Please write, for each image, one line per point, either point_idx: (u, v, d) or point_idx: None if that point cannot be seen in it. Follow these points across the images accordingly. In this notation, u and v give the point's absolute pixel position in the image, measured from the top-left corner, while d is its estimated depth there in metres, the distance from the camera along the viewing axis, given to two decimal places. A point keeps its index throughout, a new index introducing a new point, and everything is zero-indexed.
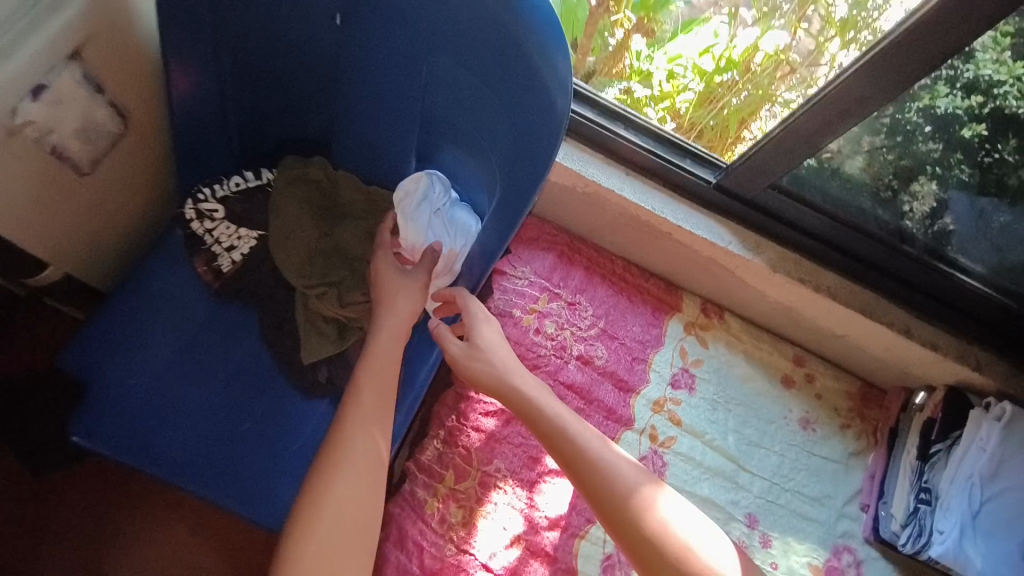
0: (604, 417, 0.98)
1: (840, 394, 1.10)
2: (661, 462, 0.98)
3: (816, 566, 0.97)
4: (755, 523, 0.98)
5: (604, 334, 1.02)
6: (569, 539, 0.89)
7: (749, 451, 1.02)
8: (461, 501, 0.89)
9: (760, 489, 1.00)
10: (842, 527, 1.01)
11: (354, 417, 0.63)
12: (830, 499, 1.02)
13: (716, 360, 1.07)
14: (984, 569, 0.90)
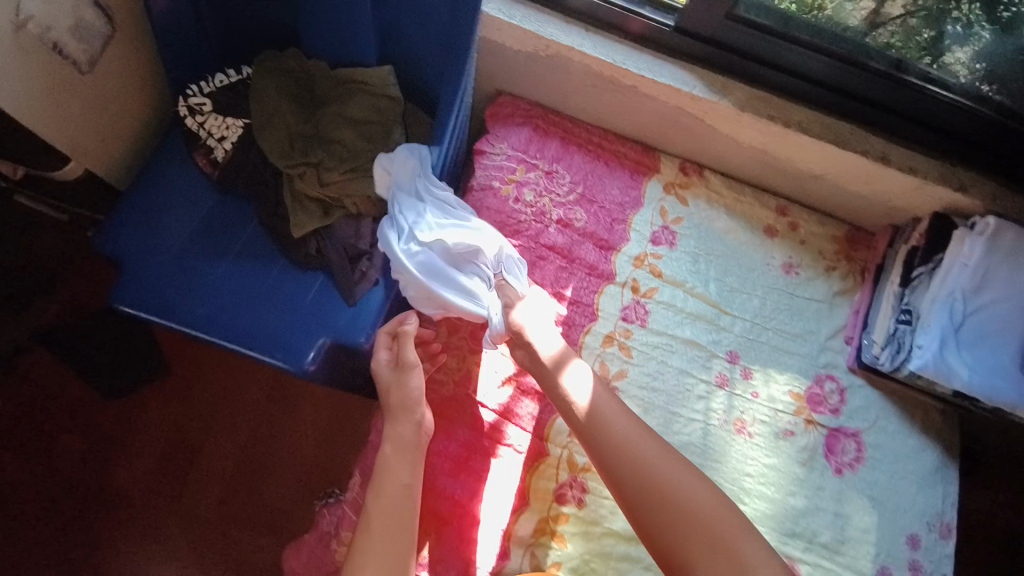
0: (586, 274, 1.04)
1: (825, 239, 1.12)
2: (642, 311, 1.05)
3: (797, 393, 1.04)
4: (737, 359, 1.05)
5: (582, 198, 1.08)
6: None
7: (730, 297, 1.08)
8: (455, 353, 1.00)
9: (740, 330, 1.06)
10: (825, 359, 1.06)
11: (386, 466, 0.84)
12: (812, 334, 1.07)
13: (697, 216, 1.10)
14: (968, 376, 0.91)
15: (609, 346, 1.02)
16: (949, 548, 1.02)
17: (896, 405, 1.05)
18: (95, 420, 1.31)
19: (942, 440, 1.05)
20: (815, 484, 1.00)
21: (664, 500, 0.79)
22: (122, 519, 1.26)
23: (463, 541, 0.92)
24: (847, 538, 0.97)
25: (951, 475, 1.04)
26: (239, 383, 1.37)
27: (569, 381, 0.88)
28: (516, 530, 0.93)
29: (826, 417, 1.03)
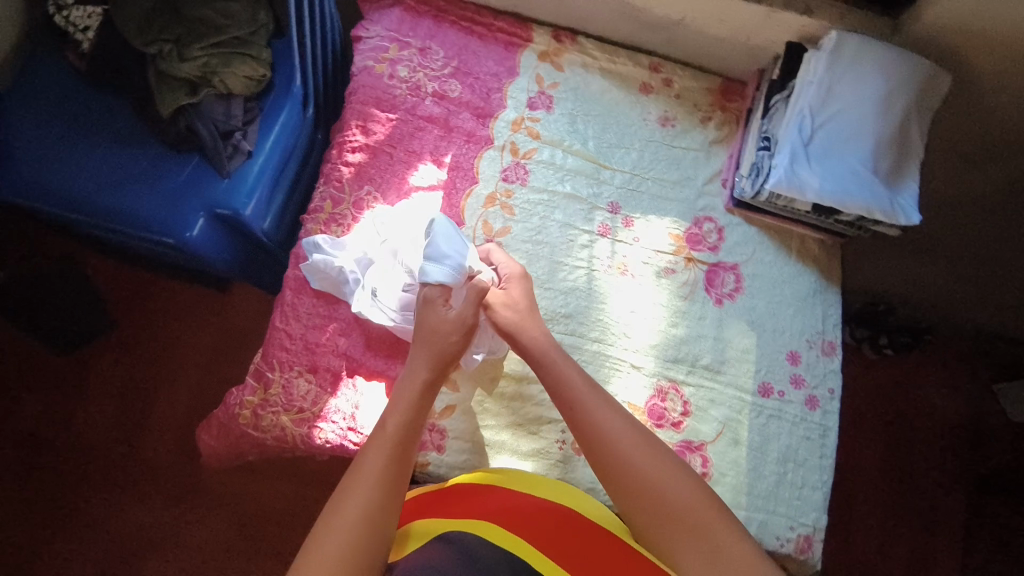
0: (465, 141, 1.09)
1: (699, 92, 1.17)
2: (523, 171, 1.09)
3: (678, 235, 1.10)
4: (618, 209, 1.10)
5: (457, 72, 1.12)
6: None
7: (609, 152, 1.13)
8: (339, 223, 1.02)
9: (621, 181, 1.11)
10: (703, 203, 1.12)
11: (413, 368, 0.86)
12: (690, 181, 1.13)
13: (573, 80, 1.15)
14: (820, 186, 0.95)
15: (490, 207, 1.06)
16: (835, 363, 1.07)
17: (771, 239, 1.11)
18: (48, 370, 1.35)
19: (819, 266, 1.12)
20: (696, 315, 1.06)
21: (651, 487, 0.79)
22: (85, 460, 1.30)
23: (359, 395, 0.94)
24: (726, 358, 1.05)
25: (831, 297, 1.11)
26: (185, 320, 1.41)
27: (566, 373, 0.88)
28: None
29: (705, 255, 1.10)
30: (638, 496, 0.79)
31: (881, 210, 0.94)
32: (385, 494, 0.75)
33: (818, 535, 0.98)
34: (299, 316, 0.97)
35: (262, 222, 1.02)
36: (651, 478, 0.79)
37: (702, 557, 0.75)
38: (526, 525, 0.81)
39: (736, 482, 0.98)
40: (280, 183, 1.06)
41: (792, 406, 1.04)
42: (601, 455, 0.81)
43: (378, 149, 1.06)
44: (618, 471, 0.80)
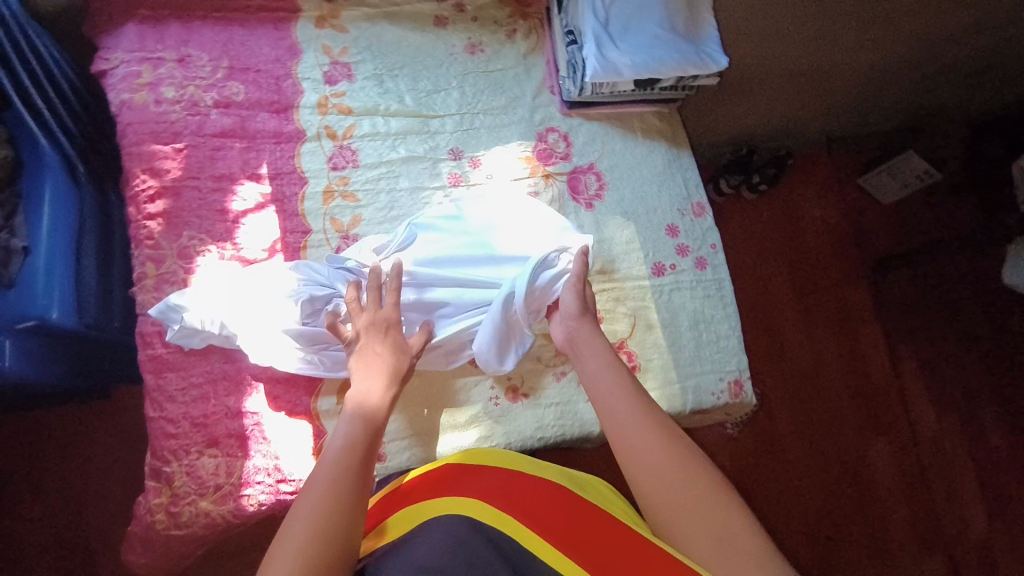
0: (274, 143, 0.99)
1: (494, 8, 1.13)
2: (350, 152, 1.01)
3: (527, 156, 1.08)
4: (461, 154, 1.06)
5: (232, 70, 1.00)
6: (294, 254, 0.95)
7: (429, 100, 1.06)
8: (171, 281, 0.90)
9: (453, 125, 1.06)
10: (541, 116, 1.10)
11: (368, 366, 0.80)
12: (520, 99, 1.10)
13: (363, 39, 1.07)
14: (631, 63, 0.97)
15: (331, 202, 0.99)
16: (709, 221, 1.13)
17: (613, 128, 1.12)
18: None
19: (665, 136, 1.15)
20: (574, 226, 1.07)
21: (662, 468, 0.65)
22: None
23: (275, 444, 0.87)
24: (615, 255, 1.07)
25: (686, 160, 1.15)
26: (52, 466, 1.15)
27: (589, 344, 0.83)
28: (319, 406, 0.91)
29: (560, 165, 1.09)
30: (643, 474, 0.65)
31: (692, 64, 0.98)
32: (352, 487, 0.65)
33: (743, 375, 1.07)
34: (171, 396, 0.87)
35: (82, 317, 0.90)
36: (664, 460, 0.65)
37: (710, 545, 0.58)
38: (519, 494, 0.71)
39: (662, 362, 1.03)
40: (84, 267, 0.94)
41: (685, 274, 1.09)
42: (616, 430, 0.70)
43: (180, 186, 0.94)
44: (630, 451, 0.67)
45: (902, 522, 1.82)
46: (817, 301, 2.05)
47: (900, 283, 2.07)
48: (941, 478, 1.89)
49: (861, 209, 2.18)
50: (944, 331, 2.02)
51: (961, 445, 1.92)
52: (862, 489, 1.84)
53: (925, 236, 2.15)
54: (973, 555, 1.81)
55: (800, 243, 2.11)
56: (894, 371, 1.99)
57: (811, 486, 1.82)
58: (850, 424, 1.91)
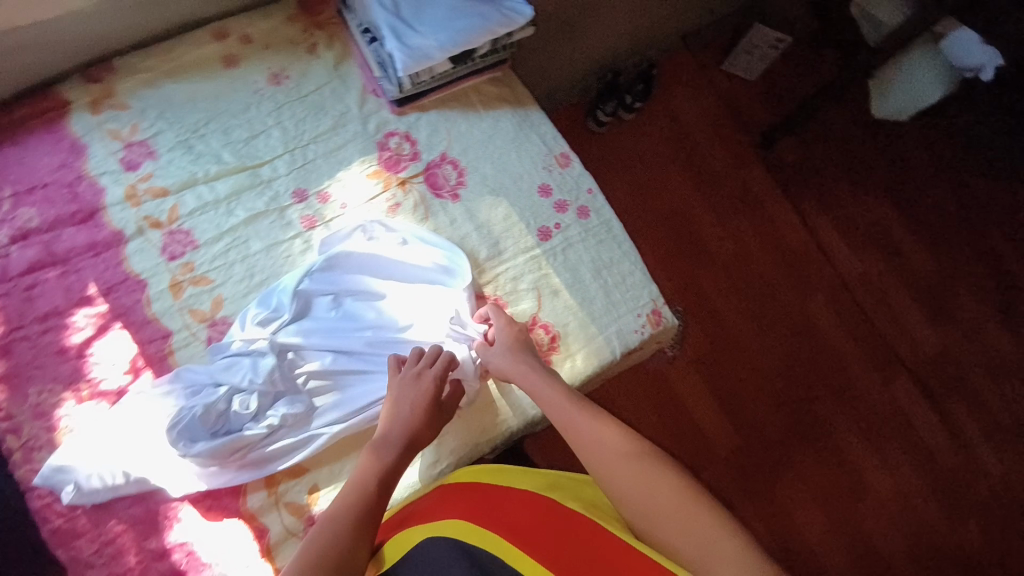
0: (93, 255, 0.89)
1: (283, 28, 1.04)
2: (183, 234, 0.92)
3: (374, 170, 1.02)
4: (305, 193, 0.98)
5: (18, 195, 0.89)
6: (164, 363, 0.87)
7: (250, 149, 0.98)
8: (38, 447, 0.82)
9: (286, 166, 0.99)
10: (375, 124, 1.03)
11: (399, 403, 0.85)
12: (346, 114, 1.02)
13: (152, 109, 0.96)
14: (437, 43, 0.92)
15: (183, 294, 0.90)
16: (577, 167, 1.11)
17: (452, 111, 1.08)
18: None
19: (506, 100, 1.11)
20: (447, 222, 1.03)
21: (650, 488, 0.73)
22: None
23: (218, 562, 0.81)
24: (498, 237, 1.04)
25: (536, 117, 1.12)
26: None
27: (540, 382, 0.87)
28: (250, 505, 0.84)
29: (411, 168, 1.03)
30: (634, 497, 0.73)
31: (498, 25, 0.93)
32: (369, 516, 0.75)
33: (658, 303, 1.07)
34: (87, 562, 0.79)
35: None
36: (654, 484, 0.73)
37: (695, 551, 0.67)
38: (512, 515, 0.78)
39: (578, 323, 1.03)
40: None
41: (573, 229, 1.08)
42: (602, 465, 0.77)
43: (8, 341, 0.84)
44: (618, 481, 0.75)
45: (857, 361, 1.93)
46: (722, 192, 2.11)
47: (785, 151, 2.17)
48: (880, 308, 2.00)
49: (731, 92, 2.24)
50: (834, 178, 2.15)
51: (886, 272, 2.04)
52: (816, 345, 1.94)
53: (794, 97, 2.24)
54: (928, 363, 1.94)
55: (689, 144, 2.15)
56: (809, 230, 2.09)
57: (771, 363, 1.91)
58: (787, 292, 2.00)
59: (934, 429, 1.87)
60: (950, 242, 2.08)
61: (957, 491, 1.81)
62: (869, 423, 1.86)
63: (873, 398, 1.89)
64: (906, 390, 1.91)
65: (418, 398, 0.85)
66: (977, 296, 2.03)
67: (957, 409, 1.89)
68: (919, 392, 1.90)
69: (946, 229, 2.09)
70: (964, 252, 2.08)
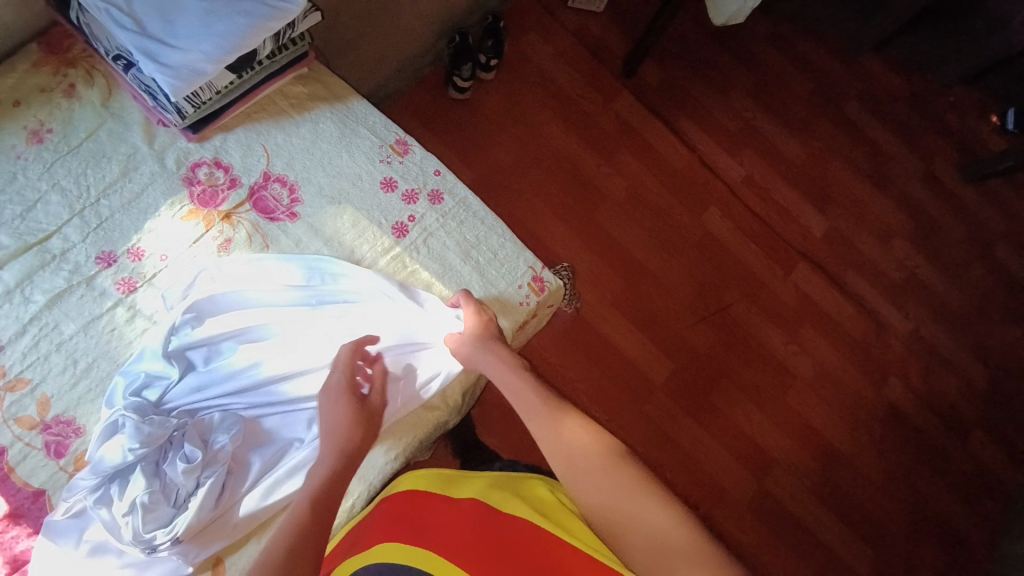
0: None
1: (28, 76, 0.89)
2: None
3: (190, 211, 0.91)
4: (114, 255, 0.87)
5: None
6: (7, 482, 0.77)
7: (30, 223, 0.85)
8: None
9: (78, 231, 0.86)
10: (174, 160, 0.92)
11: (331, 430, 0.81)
12: (134, 155, 0.90)
13: None
14: (201, 53, 0.81)
15: (2, 404, 0.79)
16: (418, 152, 1.05)
17: (262, 123, 0.97)
18: None
19: (320, 98, 1.02)
20: (290, 245, 0.94)
21: (614, 491, 0.72)
22: None
23: None
24: (351, 246, 0.97)
25: (358, 108, 1.04)
26: None
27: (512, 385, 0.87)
28: None
29: (233, 197, 0.93)
30: (598, 500, 0.73)
31: (266, 18, 0.83)
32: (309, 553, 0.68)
33: (537, 269, 1.06)
34: None
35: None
36: (616, 487, 0.73)
37: (646, 545, 0.68)
38: (455, 528, 0.77)
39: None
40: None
41: (428, 216, 1.02)
42: (567, 469, 0.76)
43: None
44: (583, 485, 0.74)
45: (761, 262, 2.03)
46: (598, 128, 2.11)
47: (647, 74, 2.19)
48: (766, 203, 2.10)
49: (582, 26, 2.21)
50: (698, 88, 2.21)
51: (765, 168, 2.14)
52: (717, 254, 2.02)
53: (642, 19, 2.25)
54: (818, 243, 2.06)
55: (554, 88, 2.12)
56: (687, 146, 2.15)
57: (680, 281, 1.97)
58: (680, 210, 2.06)
59: (836, 300, 2.00)
60: (814, 123, 2.19)
61: (867, 349, 1.96)
62: (778, 311, 1.98)
63: (777, 287, 2.00)
64: (805, 272, 2.02)
65: (338, 399, 0.83)
66: (849, 167, 2.15)
67: (853, 276, 2.04)
68: (815, 271, 2.03)
69: (807, 112, 2.20)
70: (828, 129, 2.19)
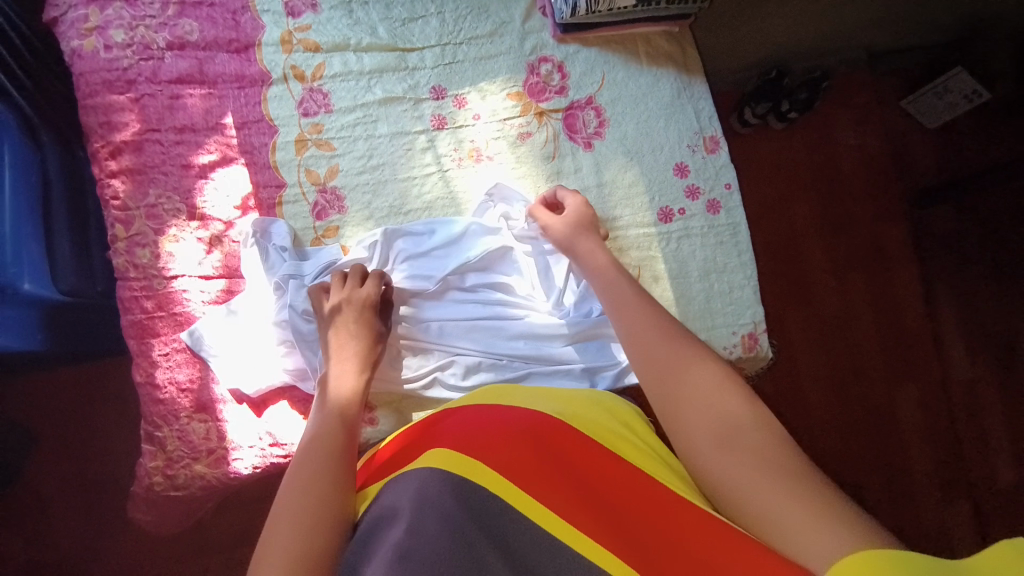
0: (237, 87, 0.90)
1: None
2: (322, 95, 0.92)
3: (517, 92, 0.96)
4: (444, 92, 0.95)
5: (184, 6, 0.90)
6: (269, 212, 0.89)
7: (405, 30, 0.95)
8: (142, 244, 0.85)
9: (434, 59, 0.95)
10: (531, 44, 0.97)
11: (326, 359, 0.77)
12: (507, 24, 0.97)
13: None
14: None
15: (305, 152, 0.90)
16: (724, 157, 1.01)
17: (615, 54, 0.99)
18: None
19: (674, 62, 1.01)
20: (572, 169, 0.96)
21: (711, 418, 0.58)
22: None
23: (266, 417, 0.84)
24: (616, 203, 0.97)
25: (698, 89, 1.02)
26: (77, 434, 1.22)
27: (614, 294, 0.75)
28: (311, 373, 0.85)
29: (555, 101, 0.97)
30: (701, 456, 0.57)
31: None
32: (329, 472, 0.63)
33: (759, 327, 0.98)
34: (155, 362, 0.84)
35: (58, 283, 0.92)
36: (716, 409, 0.58)
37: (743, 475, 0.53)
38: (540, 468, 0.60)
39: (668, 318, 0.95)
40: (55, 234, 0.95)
41: (696, 219, 0.99)
42: (654, 379, 0.63)
43: (142, 140, 0.87)
44: (675, 409, 0.60)
45: (924, 467, 1.78)
46: (848, 238, 1.90)
47: (936, 218, 1.93)
48: (968, 417, 1.83)
49: (902, 136, 1.98)
50: (978, 265, 1.91)
51: (994, 387, 1.85)
52: (883, 430, 1.79)
53: (972, 165, 1.95)
54: (995, 494, 1.78)
55: (831, 175, 1.94)
56: (930, 314, 1.88)
57: (830, 429, 1.77)
58: (876, 367, 1.83)
59: (974, 558, 1.73)
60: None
61: None
62: (911, 524, 1.73)
63: (921, 502, 1.75)
64: (964, 511, 1.76)
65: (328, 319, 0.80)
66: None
67: (1006, 548, 1.74)
68: (972, 518, 1.75)
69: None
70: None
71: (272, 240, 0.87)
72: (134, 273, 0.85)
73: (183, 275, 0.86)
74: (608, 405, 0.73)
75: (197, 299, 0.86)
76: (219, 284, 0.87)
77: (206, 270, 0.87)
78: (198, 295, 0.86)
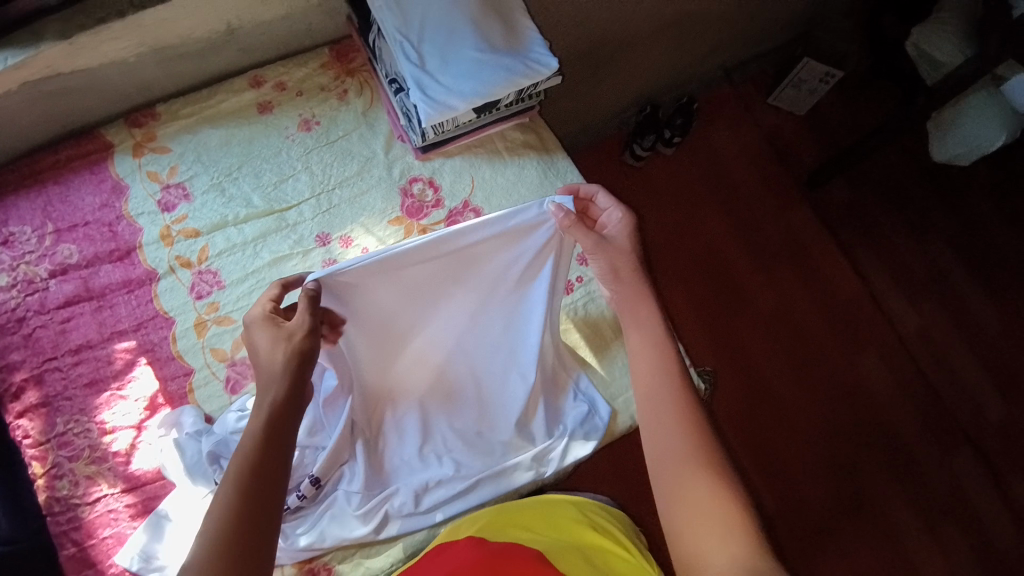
0: (126, 292, 0.92)
1: (316, 76, 1.05)
2: (212, 274, 0.95)
3: (397, 217, 1.01)
4: (329, 237, 0.99)
5: (61, 232, 0.93)
6: (181, 402, 0.89)
7: (278, 192, 1.00)
8: (60, 475, 0.84)
9: (312, 210, 1.00)
10: (400, 171, 1.04)
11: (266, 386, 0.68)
12: (372, 159, 1.03)
13: (188, 152, 0.99)
14: (462, 96, 0.90)
15: (206, 333, 0.92)
16: None
17: (478, 158, 1.07)
18: None
19: (533, 146, 1.09)
20: None
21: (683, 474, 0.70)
22: None
23: None
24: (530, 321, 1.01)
25: (563, 164, 1.09)
26: None
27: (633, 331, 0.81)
28: None
29: (435, 215, 1.02)
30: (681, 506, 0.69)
31: (521, 77, 0.90)
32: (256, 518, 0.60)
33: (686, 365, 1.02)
34: None
35: None
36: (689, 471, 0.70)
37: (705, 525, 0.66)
38: None
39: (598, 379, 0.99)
40: None
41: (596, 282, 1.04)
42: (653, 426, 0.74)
43: (41, 372, 0.87)
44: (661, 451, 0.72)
45: (908, 421, 1.82)
46: (764, 232, 2.02)
47: (833, 193, 2.07)
48: (929, 360, 1.90)
49: (779, 131, 2.15)
50: (885, 222, 2.05)
51: (944, 326, 1.94)
52: (861, 399, 1.84)
53: (845, 142, 2.14)
54: (983, 425, 1.84)
55: (729, 181, 2.08)
56: (861, 279, 1.98)
57: (811, 414, 1.81)
58: (832, 341, 1.90)
59: (985, 488, 1.77)
60: (1000, 297, 1.98)
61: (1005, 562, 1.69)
62: (915, 480, 1.76)
63: (919, 455, 1.79)
64: (957, 450, 1.80)
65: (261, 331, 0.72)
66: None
67: (1007, 471, 1.80)
68: (967, 455, 1.80)
69: (1001, 285, 1.99)
70: (1014, 310, 1.98)
71: (183, 429, 0.86)
72: (58, 508, 0.83)
73: (109, 495, 0.84)
74: (594, 523, 0.85)
75: (127, 515, 0.84)
76: (135, 496, 0.85)
77: (128, 482, 0.85)
78: (126, 510, 0.84)
